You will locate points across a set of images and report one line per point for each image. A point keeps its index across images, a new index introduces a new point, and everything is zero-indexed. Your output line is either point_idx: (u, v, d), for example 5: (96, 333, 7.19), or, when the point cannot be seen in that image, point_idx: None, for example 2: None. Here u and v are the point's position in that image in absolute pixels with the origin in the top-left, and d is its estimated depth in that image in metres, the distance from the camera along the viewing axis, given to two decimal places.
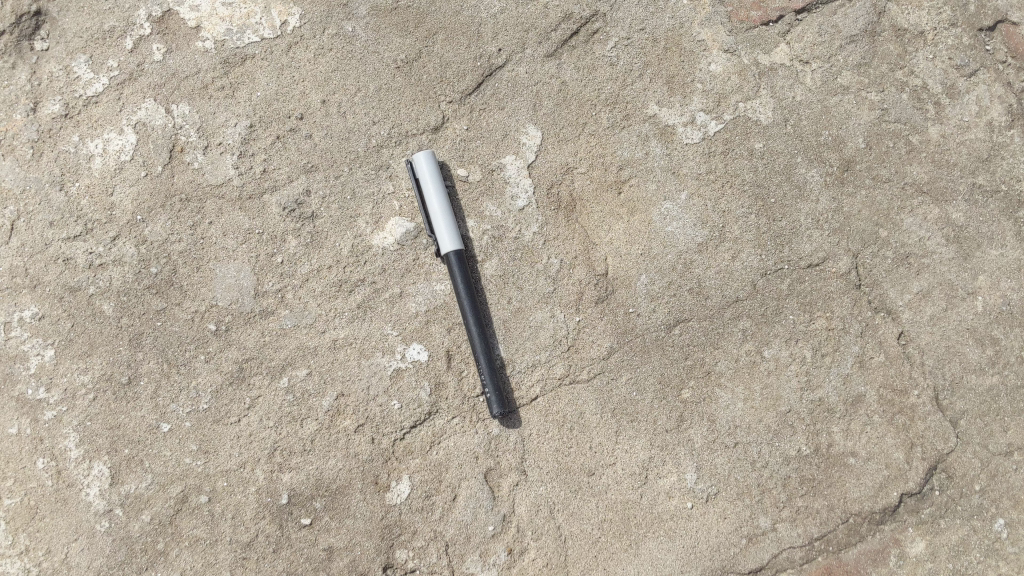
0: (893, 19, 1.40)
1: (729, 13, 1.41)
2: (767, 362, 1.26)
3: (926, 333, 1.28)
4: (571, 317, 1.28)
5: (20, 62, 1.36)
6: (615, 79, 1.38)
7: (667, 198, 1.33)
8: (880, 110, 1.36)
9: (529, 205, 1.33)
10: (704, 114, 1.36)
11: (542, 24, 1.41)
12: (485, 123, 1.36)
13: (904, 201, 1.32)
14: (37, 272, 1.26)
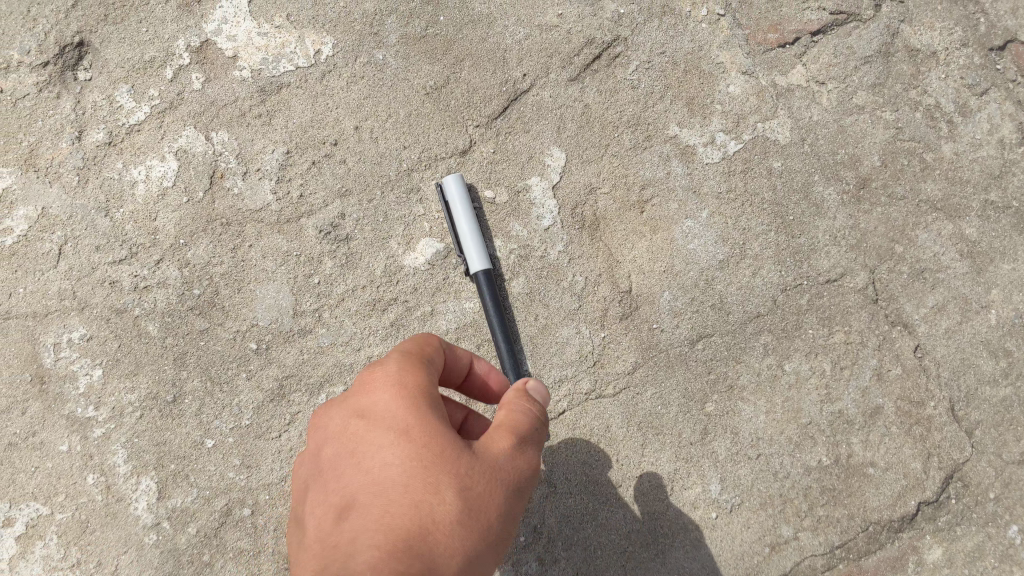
0: (907, 40, 1.44)
1: (747, 36, 1.45)
2: (788, 375, 1.31)
3: (941, 346, 1.32)
4: (597, 333, 1.33)
5: (66, 92, 1.41)
6: (637, 102, 1.43)
7: (689, 216, 1.38)
8: (894, 129, 1.40)
9: (554, 224, 1.37)
10: (724, 134, 1.41)
11: (565, 49, 1.46)
12: (511, 146, 1.41)
13: (919, 217, 1.36)
14: (84, 295, 1.32)
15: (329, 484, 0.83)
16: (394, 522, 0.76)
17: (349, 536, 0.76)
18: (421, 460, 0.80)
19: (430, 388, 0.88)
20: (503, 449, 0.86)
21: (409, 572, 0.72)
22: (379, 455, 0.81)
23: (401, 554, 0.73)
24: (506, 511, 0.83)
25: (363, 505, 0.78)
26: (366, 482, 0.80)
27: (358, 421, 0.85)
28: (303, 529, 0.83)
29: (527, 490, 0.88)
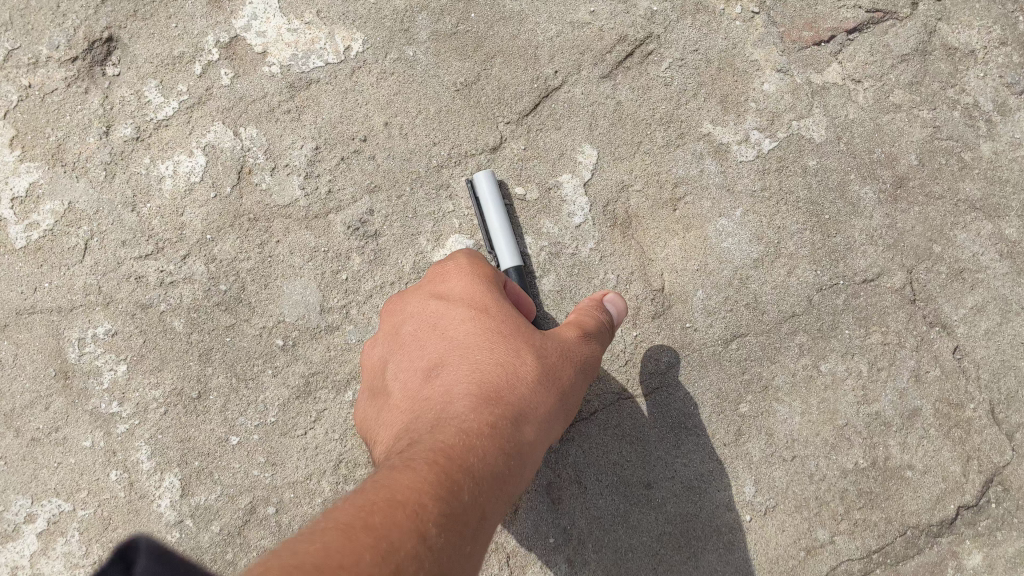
0: (945, 38, 1.42)
1: (781, 34, 1.44)
2: (824, 376, 1.28)
3: (981, 347, 1.29)
4: (629, 332, 1.31)
5: (94, 88, 1.41)
6: (670, 99, 1.41)
7: (722, 215, 1.36)
8: (932, 127, 1.38)
9: (585, 222, 1.36)
10: (758, 132, 1.39)
11: (597, 46, 1.44)
12: (542, 143, 1.40)
13: (958, 216, 1.34)
14: (110, 290, 1.31)
15: (414, 354, 1.05)
16: (486, 373, 0.99)
17: (441, 383, 0.99)
18: (498, 333, 1.03)
19: (499, 283, 1.12)
20: (571, 338, 1.08)
21: (495, 416, 0.94)
22: (462, 327, 1.05)
23: (490, 403, 0.96)
24: (576, 382, 1.06)
25: (454, 364, 1.01)
26: (452, 349, 1.03)
27: (442, 301, 1.09)
28: (388, 393, 1.05)
29: (590, 371, 1.09)
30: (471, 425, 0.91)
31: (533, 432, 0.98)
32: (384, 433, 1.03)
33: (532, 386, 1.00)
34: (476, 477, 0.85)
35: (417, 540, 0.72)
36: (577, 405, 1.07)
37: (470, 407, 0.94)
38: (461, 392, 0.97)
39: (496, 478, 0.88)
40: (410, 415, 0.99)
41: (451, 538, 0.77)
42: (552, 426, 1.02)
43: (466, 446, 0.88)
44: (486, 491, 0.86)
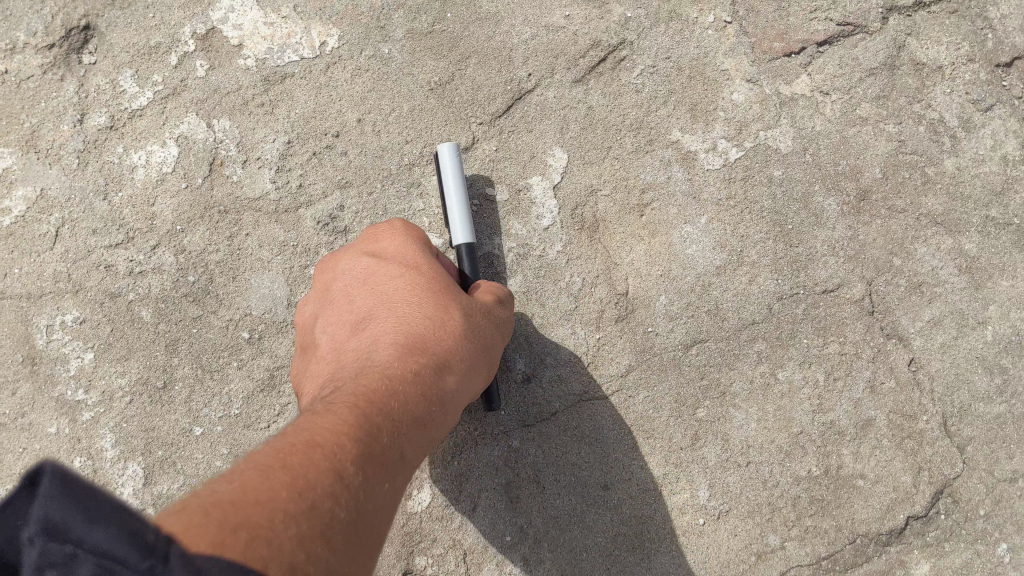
0: (913, 53, 1.44)
1: (752, 44, 1.45)
2: (780, 384, 1.31)
3: (936, 360, 1.31)
4: (591, 335, 1.33)
5: (69, 75, 1.41)
6: (640, 105, 1.42)
7: (688, 222, 1.37)
8: (897, 141, 1.40)
9: (554, 225, 1.37)
10: (726, 140, 1.40)
11: (571, 50, 1.46)
12: (514, 144, 1.41)
13: (918, 231, 1.36)
14: (79, 278, 1.32)
15: (343, 310, 1.10)
16: (411, 326, 1.04)
17: (367, 333, 1.04)
18: (426, 290, 1.09)
19: (430, 248, 1.19)
20: (487, 302, 1.16)
21: (421, 364, 0.99)
22: (391, 286, 1.10)
23: (414, 352, 1.00)
24: (493, 341, 1.13)
25: (381, 319, 1.06)
26: (381, 305, 1.08)
27: (373, 262, 1.15)
28: (317, 347, 1.10)
29: (502, 332, 1.17)
30: (396, 371, 0.95)
31: (455, 378, 1.02)
32: (310, 383, 1.07)
33: (455, 339, 1.05)
34: (396, 420, 0.89)
35: (331, 475, 0.76)
36: (495, 363, 1.14)
37: (394, 355, 0.99)
38: (384, 342, 1.01)
39: (416, 421, 0.92)
40: (336, 365, 1.03)
41: (369, 473, 0.81)
42: (471, 378, 1.06)
43: (387, 390, 0.91)
44: (406, 433, 0.90)
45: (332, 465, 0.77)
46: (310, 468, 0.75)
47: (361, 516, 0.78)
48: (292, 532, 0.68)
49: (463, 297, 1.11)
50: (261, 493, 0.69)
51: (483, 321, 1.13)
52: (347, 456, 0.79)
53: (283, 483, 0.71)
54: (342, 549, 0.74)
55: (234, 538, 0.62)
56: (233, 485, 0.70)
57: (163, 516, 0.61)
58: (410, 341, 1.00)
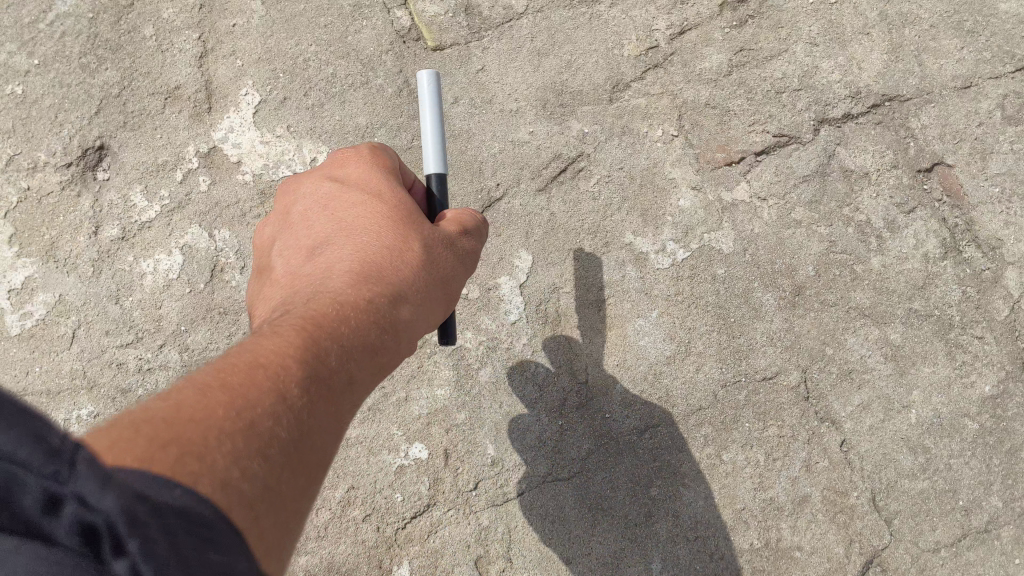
0: (842, 161, 1.59)
1: (697, 154, 1.61)
2: (725, 464, 1.44)
3: (866, 441, 1.45)
4: (554, 420, 1.47)
5: (85, 191, 1.58)
6: (597, 211, 1.59)
7: (640, 315, 1.53)
8: (828, 241, 1.55)
9: (520, 320, 1.52)
10: (674, 242, 1.56)
11: (535, 163, 1.62)
12: (484, 248, 1.57)
13: (848, 322, 1.51)
14: (94, 375, 1.47)
15: (301, 233, 1.08)
16: (369, 253, 1.01)
17: (324, 257, 1.01)
18: (388, 218, 1.06)
19: (396, 174, 1.15)
20: (454, 231, 1.12)
21: (376, 292, 0.95)
22: (352, 211, 1.07)
23: (370, 280, 0.96)
24: (456, 274, 1.09)
25: (338, 247, 1.03)
26: (338, 234, 1.05)
27: (335, 187, 1.11)
28: (271, 269, 1.08)
29: (468, 266, 1.12)
30: (349, 298, 0.92)
31: (413, 310, 0.99)
32: (260, 307, 1.05)
33: (414, 268, 1.01)
34: (345, 345, 0.85)
35: (271, 395, 0.73)
36: (457, 295, 1.10)
37: (348, 281, 0.96)
38: (340, 268, 0.98)
39: (370, 347, 0.89)
40: (288, 287, 1.01)
41: (316, 398, 0.78)
42: (430, 312, 1.03)
43: (338, 312, 0.88)
44: (359, 359, 0.87)
45: (272, 389, 0.74)
46: (246, 386, 0.72)
47: (307, 443, 0.75)
48: (224, 452, 0.65)
49: (426, 225, 1.07)
50: (194, 410, 0.67)
51: (448, 252, 1.08)
52: (291, 377, 0.76)
53: (218, 401, 0.69)
54: (282, 472, 0.70)
55: (162, 454, 0.60)
56: (165, 399, 0.67)
57: (89, 433, 0.60)
58: (365, 269, 0.98)
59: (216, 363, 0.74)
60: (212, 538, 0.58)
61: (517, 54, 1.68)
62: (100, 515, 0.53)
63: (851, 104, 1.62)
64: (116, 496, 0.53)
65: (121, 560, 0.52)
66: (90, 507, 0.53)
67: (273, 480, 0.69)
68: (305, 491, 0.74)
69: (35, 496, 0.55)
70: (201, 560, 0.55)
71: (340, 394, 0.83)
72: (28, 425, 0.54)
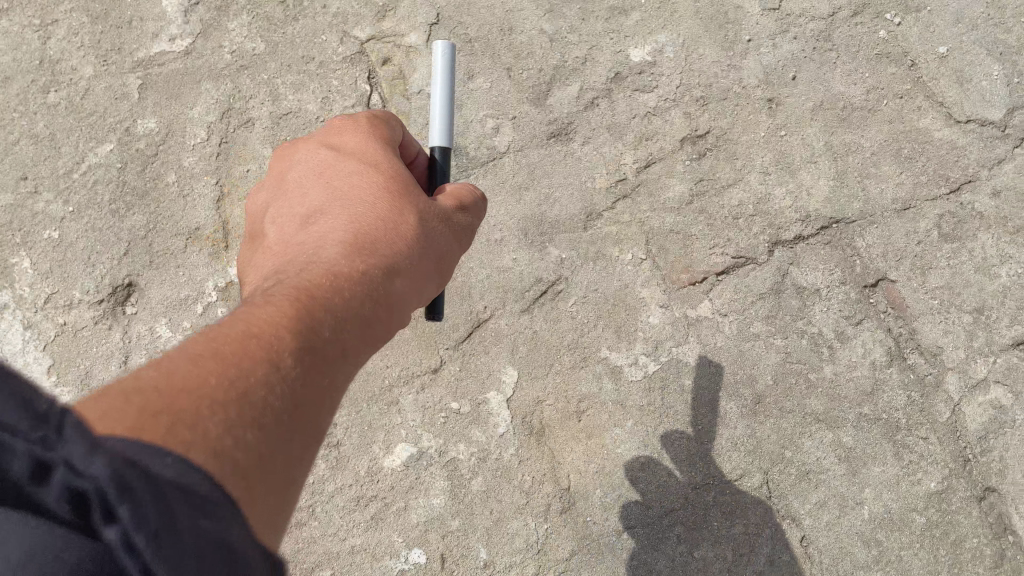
0: (795, 279, 1.76)
1: (664, 274, 1.78)
2: (696, 561, 1.59)
3: (823, 536, 1.60)
4: (541, 524, 1.62)
5: (115, 325, 1.72)
6: (576, 328, 1.74)
7: (616, 424, 1.68)
8: (784, 352, 1.71)
9: (507, 431, 1.68)
10: (646, 356, 1.72)
11: (519, 286, 1.78)
12: (473, 365, 1.72)
13: (804, 427, 1.66)
14: None
15: (298, 200, 1.16)
16: (363, 223, 1.08)
17: (314, 224, 1.09)
18: (385, 191, 1.13)
19: (391, 146, 1.22)
20: (449, 208, 1.18)
21: (370, 262, 1.02)
22: (344, 182, 1.15)
23: (364, 251, 1.03)
24: (451, 251, 1.16)
25: (333, 215, 1.10)
26: (331, 202, 1.13)
27: (330, 156, 1.19)
28: (265, 233, 1.15)
29: (463, 241, 1.19)
30: (342, 269, 0.99)
31: (407, 282, 1.05)
32: (253, 267, 1.12)
33: (409, 239, 1.09)
34: (337, 314, 0.93)
35: (262, 361, 0.80)
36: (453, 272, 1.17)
37: (343, 250, 1.03)
38: (332, 236, 1.06)
39: (364, 318, 0.96)
40: (280, 252, 1.08)
41: (308, 366, 0.85)
42: (423, 288, 1.10)
43: (333, 284, 0.96)
44: (353, 330, 0.94)
45: (266, 358, 0.81)
46: (241, 354, 0.79)
47: (297, 414, 0.82)
48: (217, 415, 0.72)
49: (419, 200, 1.14)
50: (189, 377, 0.74)
51: (444, 229, 1.15)
52: (283, 347, 0.83)
53: (211, 369, 0.76)
54: (274, 439, 0.78)
55: (150, 423, 0.67)
56: (163, 361, 0.75)
57: (85, 406, 0.68)
58: (360, 239, 1.04)
59: (208, 333, 0.82)
60: (205, 506, 0.63)
61: (501, 190, 1.84)
62: (89, 481, 0.55)
63: (802, 226, 1.79)
64: (104, 463, 0.55)
65: (112, 527, 0.56)
66: (78, 473, 0.55)
67: (263, 439, 0.76)
68: (304, 451, 0.82)
69: (24, 461, 0.57)
70: (192, 524, 0.60)
71: (334, 360, 0.90)
72: (14, 389, 0.55)
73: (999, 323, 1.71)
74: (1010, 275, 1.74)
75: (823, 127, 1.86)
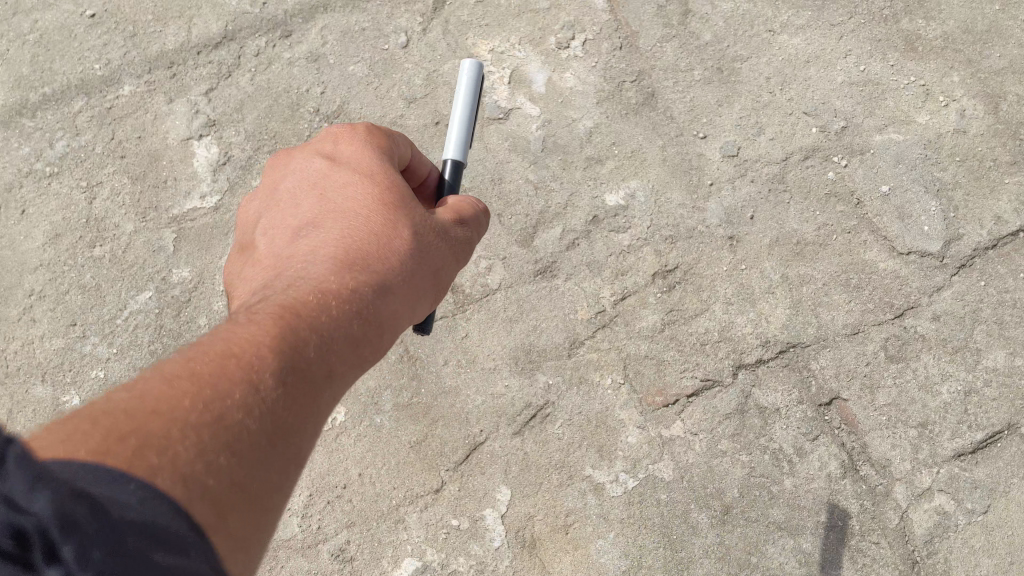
0: (757, 399, 1.97)
1: (640, 397, 1.99)
2: None
3: None
4: None
5: None
6: (562, 449, 1.95)
7: (600, 536, 1.88)
8: (749, 467, 1.91)
9: (502, 544, 1.88)
10: (625, 473, 1.92)
11: (511, 410, 1.99)
12: (471, 484, 1.93)
13: (769, 535, 1.85)
14: None
15: (299, 212, 1.38)
16: (355, 241, 1.30)
17: (310, 234, 1.32)
18: (378, 208, 1.34)
19: (386, 152, 1.44)
20: (444, 221, 1.41)
21: (357, 279, 1.24)
22: (340, 195, 1.37)
23: (354, 269, 1.25)
24: (442, 256, 1.38)
25: (328, 231, 1.32)
26: (327, 217, 1.35)
27: (327, 166, 1.42)
28: (267, 239, 1.38)
29: (454, 245, 1.41)
30: (332, 287, 1.21)
31: (395, 296, 1.27)
32: (253, 266, 1.36)
33: (399, 256, 1.30)
34: (320, 330, 1.13)
35: (249, 379, 0.99)
36: (444, 274, 1.39)
37: (335, 269, 1.24)
38: (324, 254, 1.28)
39: (347, 328, 1.17)
40: (278, 261, 1.31)
41: (291, 377, 1.04)
42: (409, 300, 1.31)
43: (320, 303, 1.16)
44: (341, 343, 1.15)
45: (252, 374, 1.00)
46: (225, 375, 0.98)
47: (280, 422, 1.00)
48: (200, 436, 0.90)
49: (408, 215, 1.35)
50: (176, 395, 0.93)
51: (434, 242, 1.37)
52: (264, 366, 1.02)
53: (186, 393, 0.94)
54: (259, 440, 0.97)
55: (116, 449, 0.82)
56: (146, 386, 0.93)
57: (64, 435, 0.83)
58: (350, 258, 1.27)
59: (199, 352, 1.01)
60: (163, 543, 0.75)
61: (494, 322, 2.07)
62: (32, 518, 0.71)
63: (763, 350, 2.00)
64: (45, 502, 0.72)
65: (52, 560, 0.70)
66: (23, 510, 0.71)
67: (254, 443, 0.96)
68: (288, 449, 1.00)
69: None
70: (144, 557, 0.72)
71: (322, 365, 1.10)
72: None
73: (941, 436, 1.91)
74: (950, 391, 1.95)
75: (779, 260, 2.07)
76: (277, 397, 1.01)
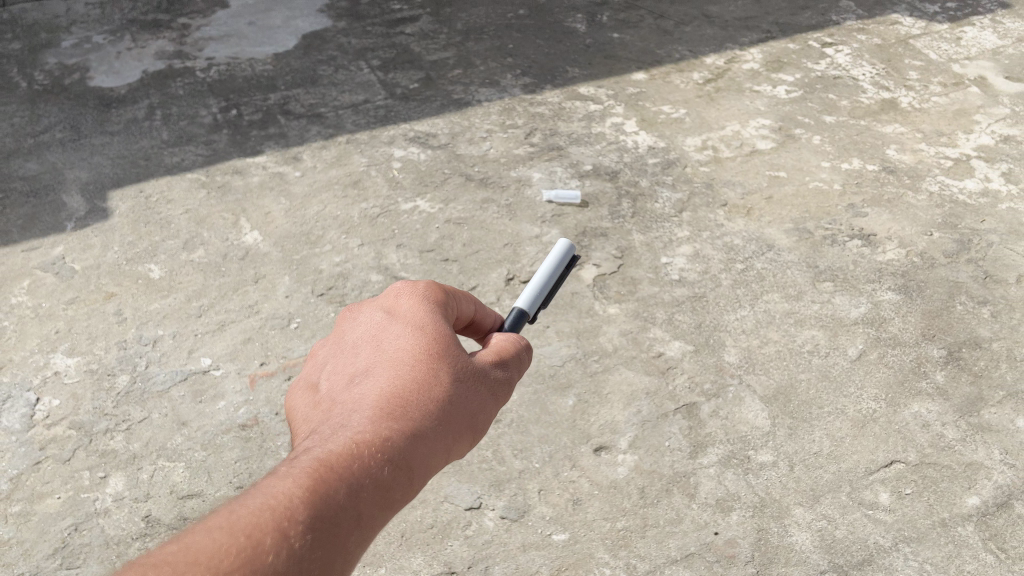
0: None
1: None
2: None
3: None
4: None
5: None
6: None
7: None
8: None
9: None
10: None
11: None
12: None
13: None
14: None
15: (358, 367, 1.94)
16: (400, 396, 1.83)
17: (361, 391, 1.86)
18: (421, 366, 1.90)
19: (429, 301, 2.05)
20: (483, 366, 1.99)
21: (397, 422, 1.77)
22: (390, 355, 1.92)
23: (395, 418, 1.77)
24: (477, 398, 1.93)
25: (380, 382, 1.86)
26: (378, 373, 1.89)
27: (387, 324, 2.01)
28: (333, 386, 1.94)
29: (484, 387, 1.96)
30: (373, 432, 1.72)
31: (429, 439, 1.79)
32: (322, 398, 1.92)
33: (433, 407, 1.83)
34: (355, 469, 1.62)
35: (280, 528, 1.46)
36: (480, 408, 1.93)
37: (382, 419, 1.76)
38: (372, 404, 1.81)
39: (381, 463, 1.67)
40: (338, 405, 1.86)
41: (317, 504, 1.53)
42: (445, 436, 1.83)
43: (352, 450, 1.65)
44: (367, 491, 1.61)
45: (284, 523, 1.46)
46: (262, 528, 1.44)
47: (314, 535, 1.49)
48: None
49: (442, 371, 1.90)
50: (219, 550, 1.38)
51: (466, 390, 1.92)
52: (297, 510, 1.49)
53: (223, 543, 1.39)
54: (293, 559, 1.44)
55: None
56: (203, 539, 1.39)
57: None
58: (394, 411, 1.79)
59: (256, 499, 1.50)
60: None
61: None
62: None
63: None
64: None
65: None
66: None
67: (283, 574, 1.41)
68: (320, 552, 1.48)
69: None
70: None
71: (350, 507, 1.58)
72: None
73: None
74: None
75: None
76: (305, 539, 1.47)
